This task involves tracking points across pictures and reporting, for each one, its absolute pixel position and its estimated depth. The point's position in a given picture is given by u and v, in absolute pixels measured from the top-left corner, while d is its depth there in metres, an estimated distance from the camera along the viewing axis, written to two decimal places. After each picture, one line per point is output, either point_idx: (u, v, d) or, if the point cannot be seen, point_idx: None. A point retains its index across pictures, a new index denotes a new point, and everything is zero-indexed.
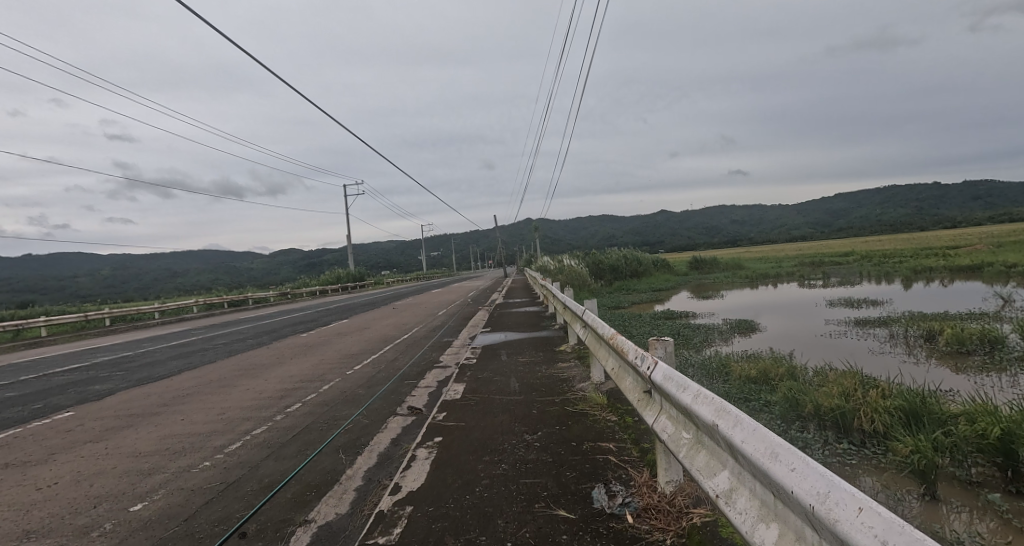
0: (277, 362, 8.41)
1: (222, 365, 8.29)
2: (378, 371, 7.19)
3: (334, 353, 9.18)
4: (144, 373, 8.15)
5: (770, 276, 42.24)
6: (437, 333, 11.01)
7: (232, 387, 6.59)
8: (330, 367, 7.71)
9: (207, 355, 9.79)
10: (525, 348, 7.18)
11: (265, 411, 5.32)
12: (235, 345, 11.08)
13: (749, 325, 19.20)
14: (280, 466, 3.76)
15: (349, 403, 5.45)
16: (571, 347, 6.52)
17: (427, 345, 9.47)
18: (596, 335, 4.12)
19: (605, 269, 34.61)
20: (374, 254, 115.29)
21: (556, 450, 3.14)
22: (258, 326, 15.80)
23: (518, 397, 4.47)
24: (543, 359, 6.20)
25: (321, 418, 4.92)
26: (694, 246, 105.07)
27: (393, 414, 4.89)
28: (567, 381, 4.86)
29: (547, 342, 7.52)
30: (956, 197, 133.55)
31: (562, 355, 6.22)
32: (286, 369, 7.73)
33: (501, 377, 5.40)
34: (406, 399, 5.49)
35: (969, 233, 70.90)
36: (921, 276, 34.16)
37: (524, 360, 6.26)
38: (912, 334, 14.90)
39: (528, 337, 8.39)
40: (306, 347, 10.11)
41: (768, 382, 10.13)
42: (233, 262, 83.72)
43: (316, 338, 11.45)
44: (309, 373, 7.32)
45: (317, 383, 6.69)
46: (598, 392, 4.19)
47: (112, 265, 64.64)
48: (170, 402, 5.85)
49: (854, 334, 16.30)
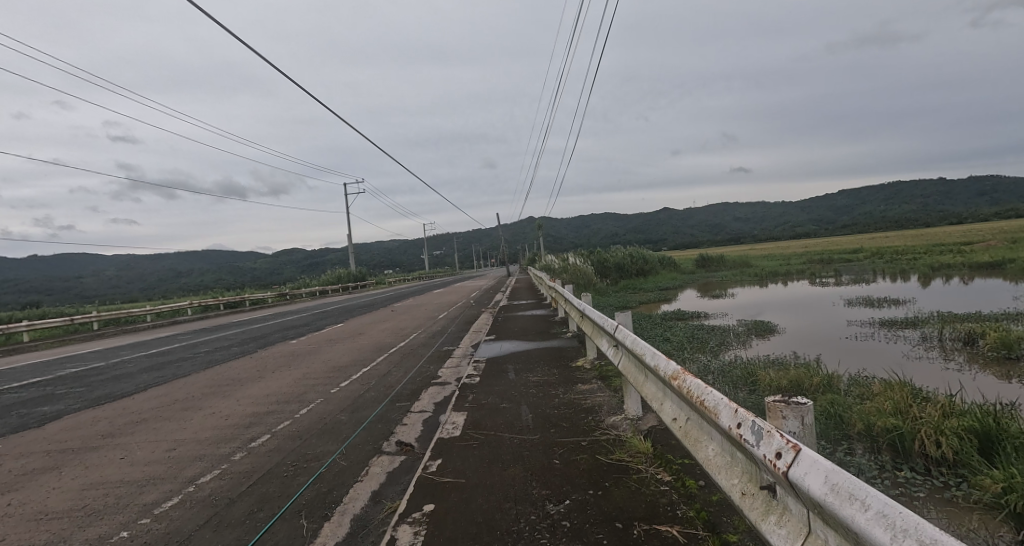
0: (257, 377, 7.46)
1: (194, 381, 7.31)
2: (366, 390, 6.21)
3: (321, 366, 8.22)
4: (107, 389, 7.23)
5: (780, 273, 41.08)
6: (436, 341, 10.04)
7: (196, 410, 5.64)
8: (314, 384, 6.75)
9: (184, 366, 8.87)
10: (537, 362, 6.22)
11: (224, 447, 4.33)
12: (218, 354, 10.15)
13: (768, 327, 18.11)
14: (220, 539, 2.81)
15: (327, 436, 4.49)
16: (590, 365, 5.55)
17: (425, 355, 8.53)
18: (637, 361, 3.15)
19: (611, 268, 33.59)
20: (377, 253, 114.59)
21: (595, 537, 2.19)
22: (248, 330, 14.89)
23: (533, 438, 3.53)
24: (559, 378, 5.24)
25: (289, 460, 3.97)
26: (697, 244, 104.11)
27: (378, 455, 3.94)
28: (592, 414, 3.90)
29: (559, 355, 6.59)
30: (964, 194, 131.95)
31: (580, 375, 5.24)
32: (264, 386, 6.77)
33: (510, 405, 4.46)
34: (395, 430, 4.55)
35: (982, 229, 69.59)
36: (939, 274, 33.02)
37: (536, 380, 5.28)
38: (948, 338, 13.98)
39: (538, 348, 7.42)
40: (293, 358, 9.17)
41: (802, 394, 9.07)
42: (235, 261, 83.05)
43: (306, 346, 10.50)
44: (289, 391, 6.40)
45: (295, 404, 5.76)
46: (638, 435, 3.24)
47: (112, 266, 63.94)
48: (117, 433, 4.89)
49: (883, 337, 15.32)
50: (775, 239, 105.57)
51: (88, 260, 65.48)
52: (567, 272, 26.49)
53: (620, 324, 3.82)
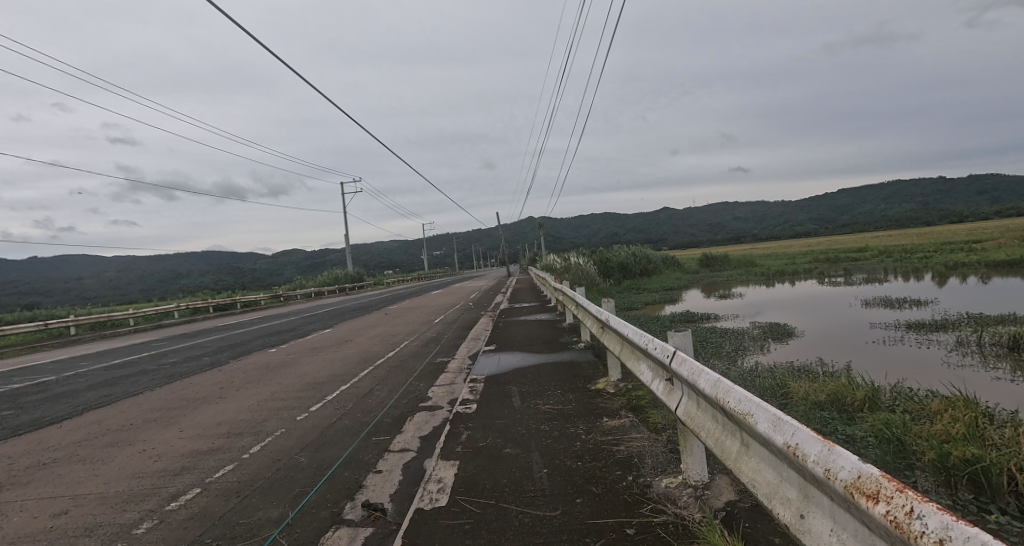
0: (215, 397, 6.26)
1: (141, 403, 6.13)
2: (338, 419, 5.08)
3: (294, 382, 7.06)
4: (36, 413, 6.09)
5: (788, 273, 39.89)
6: (429, 351, 8.87)
7: (121, 444, 4.50)
8: (279, 408, 5.59)
9: (141, 382, 7.68)
10: (547, 384, 5.07)
11: (132, 510, 3.19)
12: (185, 366, 8.95)
13: (785, 330, 16.89)
14: None
15: (271, 493, 3.34)
16: (616, 391, 4.45)
17: (415, 370, 7.37)
18: (720, 416, 1.92)
19: (614, 267, 32.43)
20: (375, 253, 113.38)
21: None
22: (227, 336, 13.70)
23: (556, 518, 2.41)
24: (577, 408, 4.12)
25: (208, 537, 2.82)
26: (696, 244, 102.91)
27: (336, 528, 2.84)
28: (633, 474, 2.78)
29: (574, 372, 5.49)
30: (967, 192, 131.14)
31: (604, 403, 4.17)
32: (218, 410, 5.63)
33: (515, 452, 3.35)
34: (366, 483, 3.44)
35: (986, 228, 68.85)
36: (954, 273, 31.80)
37: (548, 410, 4.19)
38: (987, 343, 13.11)
39: (547, 363, 6.27)
40: (266, 372, 7.99)
41: (842, 410, 7.95)
42: (232, 261, 81.95)
43: (284, 357, 9.32)
44: (246, 417, 5.28)
45: (249, 436, 4.65)
46: (716, 521, 2.12)
47: (105, 268, 62.62)
48: (4, 484, 3.73)
49: (914, 341, 14.34)
50: (778, 238, 104.52)
51: (82, 261, 64.28)
52: (568, 273, 25.39)
53: (677, 347, 2.59)
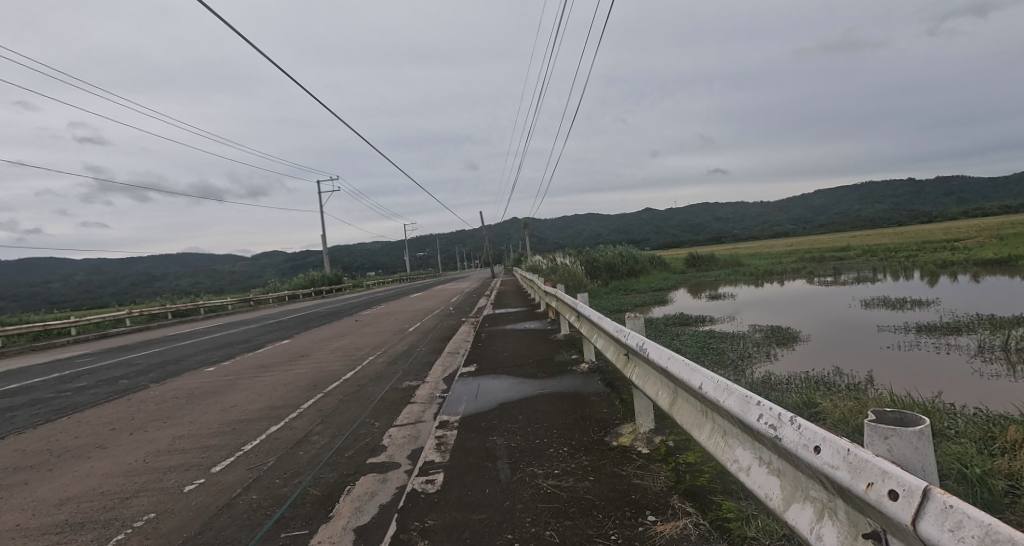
0: (94, 449, 4.58)
1: None
2: (244, 490, 3.50)
3: (214, 420, 5.43)
4: None
5: (776, 273, 39.01)
6: (396, 372, 7.26)
7: None
8: (170, 469, 3.97)
9: (18, 418, 5.93)
10: (548, 435, 3.56)
11: None
12: (89, 393, 7.19)
13: (790, 334, 15.54)
14: None
15: None
16: (657, 456, 2.95)
17: (374, 400, 5.76)
18: None
19: (601, 268, 31.03)
20: (356, 255, 110.75)
21: None
22: (166, 350, 11.81)
23: None
24: (600, 491, 2.62)
25: None
26: (678, 244, 102.34)
27: None
28: None
29: (582, 411, 4.00)
30: (938, 192, 133.66)
31: (640, 482, 2.66)
32: (79, 473, 3.97)
33: None
34: None
35: (961, 226, 69.37)
36: (944, 273, 31.17)
37: (555, 493, 2.67)
38: (1009, 348, 12.00)
39: (542, 394, 4.74)
40: (185, 404, 6.26)
41: None
42: (206, 262, 78.86)
43: (218, 381, 7.58)
44: (106, 489, 3.61)
45: (90, 529, 3.02)
46: None
47: (68, 271, 59.35)
48: None
49: (929, 345, 13.15)
50: (760, 237, 105.21)
51: (47, 263, 61.04)
52: (554, 273, 23.91)
53: (903, 462, 1.04)
